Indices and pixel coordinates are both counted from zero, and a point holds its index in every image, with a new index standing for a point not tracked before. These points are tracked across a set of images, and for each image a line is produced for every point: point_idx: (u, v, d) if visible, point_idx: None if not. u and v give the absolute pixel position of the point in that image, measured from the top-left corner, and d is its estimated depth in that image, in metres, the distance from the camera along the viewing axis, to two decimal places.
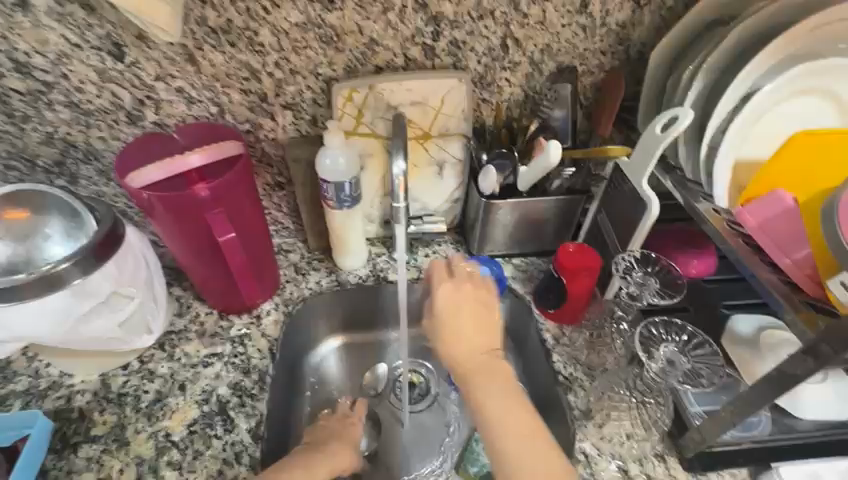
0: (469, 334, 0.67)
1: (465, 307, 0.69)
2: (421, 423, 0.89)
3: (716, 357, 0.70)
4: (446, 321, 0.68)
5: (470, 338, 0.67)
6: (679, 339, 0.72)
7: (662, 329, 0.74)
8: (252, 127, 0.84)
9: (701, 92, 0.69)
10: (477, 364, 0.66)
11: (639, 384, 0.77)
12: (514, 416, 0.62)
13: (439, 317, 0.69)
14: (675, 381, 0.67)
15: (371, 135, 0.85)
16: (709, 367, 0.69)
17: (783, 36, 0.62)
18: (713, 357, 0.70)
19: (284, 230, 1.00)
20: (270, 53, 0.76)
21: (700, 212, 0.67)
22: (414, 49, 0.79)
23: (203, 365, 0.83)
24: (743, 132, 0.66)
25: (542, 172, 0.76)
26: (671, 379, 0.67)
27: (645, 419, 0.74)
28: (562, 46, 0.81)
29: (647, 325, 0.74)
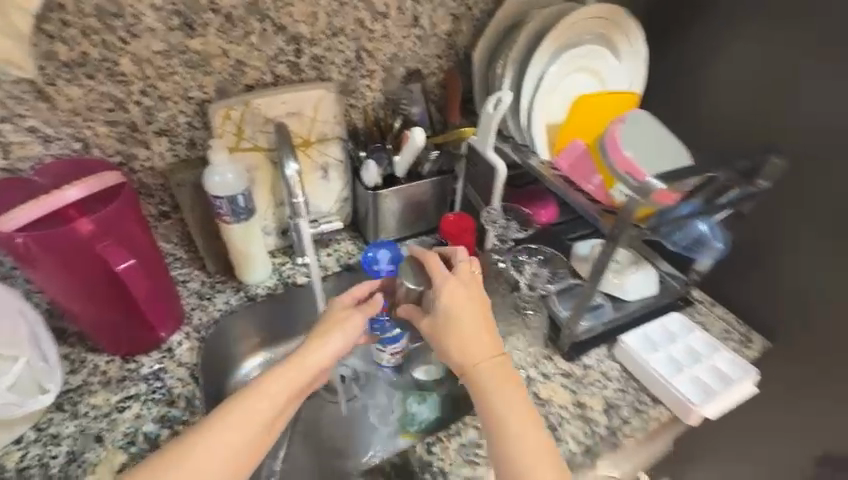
0: (467, 344, 0.70)
1: (472, 303, 0.73)
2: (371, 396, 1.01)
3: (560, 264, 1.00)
4: (452, 320, 0.71)
5: (468, 340, 0.70)
6: (536, 258, 1.00)
7: (525, 255, 1.01)
8: (124, 159, 0.83)
9: (513, 77, 0.91)
10: (489, 365, 0.69)
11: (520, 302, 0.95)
12: (519, 419, 0.65)
13: (446, 316, 0.72)
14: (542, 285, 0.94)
15: (254, 149, 0.90)
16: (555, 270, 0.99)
17: (550, 35, 0.87)
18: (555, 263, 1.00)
19: (178, 261, 1.00)
20: (134, 82, 0.77)
21: (533, 166, 0.89)
22: (280, 66, 0.87)
23: (118, 411, 0.78)
24: (544, 105, 0.91)
25: (412, 154, 0.91)
26: (539, 284, 0.95)
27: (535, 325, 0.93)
28: (406, 53, 0.98)
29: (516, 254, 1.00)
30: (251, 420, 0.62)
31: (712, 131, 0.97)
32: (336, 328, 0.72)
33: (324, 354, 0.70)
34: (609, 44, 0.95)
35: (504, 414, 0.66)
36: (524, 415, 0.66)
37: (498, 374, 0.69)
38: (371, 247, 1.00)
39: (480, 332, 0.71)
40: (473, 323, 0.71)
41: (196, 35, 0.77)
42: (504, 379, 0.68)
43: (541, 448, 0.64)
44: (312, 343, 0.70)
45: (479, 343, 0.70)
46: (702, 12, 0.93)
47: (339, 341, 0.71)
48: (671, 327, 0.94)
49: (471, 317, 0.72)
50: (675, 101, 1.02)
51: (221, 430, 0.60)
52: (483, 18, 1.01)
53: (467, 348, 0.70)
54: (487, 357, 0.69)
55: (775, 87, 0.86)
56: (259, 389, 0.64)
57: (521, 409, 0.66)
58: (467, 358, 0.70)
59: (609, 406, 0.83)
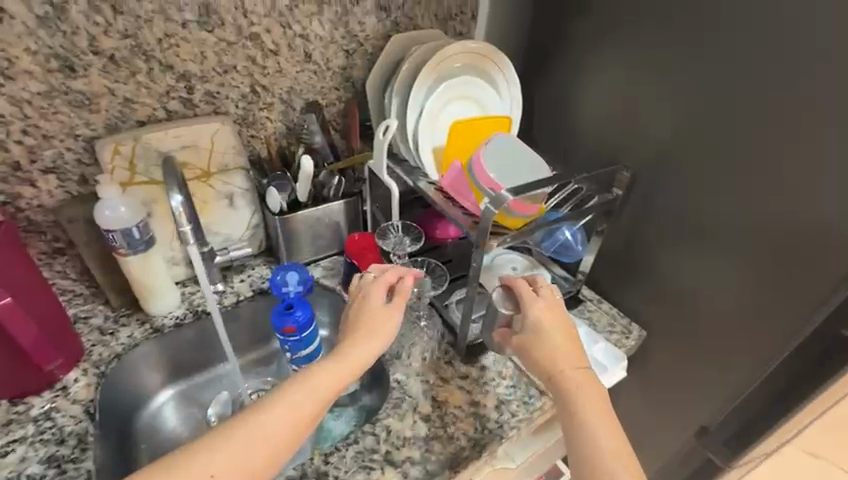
0: (556, 354, 0.75)
1: (560, 322, 0.79)
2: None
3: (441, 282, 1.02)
4: (542, 332, 0.78)
5: (554, 352, 0.76)
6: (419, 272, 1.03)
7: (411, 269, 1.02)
8: (8, 198, 0.83)
9: (399, 107, 1.00)
10: (569, 378, 0.73)
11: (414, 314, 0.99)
12: (605, 429, 0.67)
13: (533, 330, 0.78)
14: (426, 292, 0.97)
15: (151, 183, 0.92)
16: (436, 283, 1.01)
17: (424, 69, 0.96)
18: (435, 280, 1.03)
19: (79, 297, 0.99)
20: (13, 122, 0.78)
21: (423, 186, 0.97)
22: (172, 102, 0.91)
23: (1, 455, 0.76)
24: (428, 131, 1.00)
25: (307, 179, 0.99)
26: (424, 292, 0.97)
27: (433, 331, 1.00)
28: (303, 86, 1.05)
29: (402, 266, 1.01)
30: (293, 414, 0.64)
31: (578, 148, 1.08)
32: (368, 330, 0.76)
33: (359, 345, 0.74)
34: (484, 74, 1.05)
35: (599, 423, 0.68)
36: (608, 426, 0.68)
37: (587, 385, 0.73)
38: (280, 270, 1.05)
39: (561, 347, 0.76)
40: (562, 339, 0.77)
41: (78, 76, 0.80)
42: (593, 387, 0.72)
43: (620, 453, 0.65)
44: (351, 344, 0.74)
45: (568, 352, 0.76)
46: (560, 44, 1.05)
47: (368, 339, 0.75)
48: None
49: (556, 335, 0.77)
50: (553, 121, 1.13)
51: (259, 417, 0.62)
52: (375, 52, 1.10)
53: (568, 354, 0.75)
54: (571, 366, 0.74)
55: (624, 107, 0.96)
56: (301, 381, 0.67)
57: (602, 418, 0.68)
58: (550, 369, 0.75)
59: (499, 402, 0.90)
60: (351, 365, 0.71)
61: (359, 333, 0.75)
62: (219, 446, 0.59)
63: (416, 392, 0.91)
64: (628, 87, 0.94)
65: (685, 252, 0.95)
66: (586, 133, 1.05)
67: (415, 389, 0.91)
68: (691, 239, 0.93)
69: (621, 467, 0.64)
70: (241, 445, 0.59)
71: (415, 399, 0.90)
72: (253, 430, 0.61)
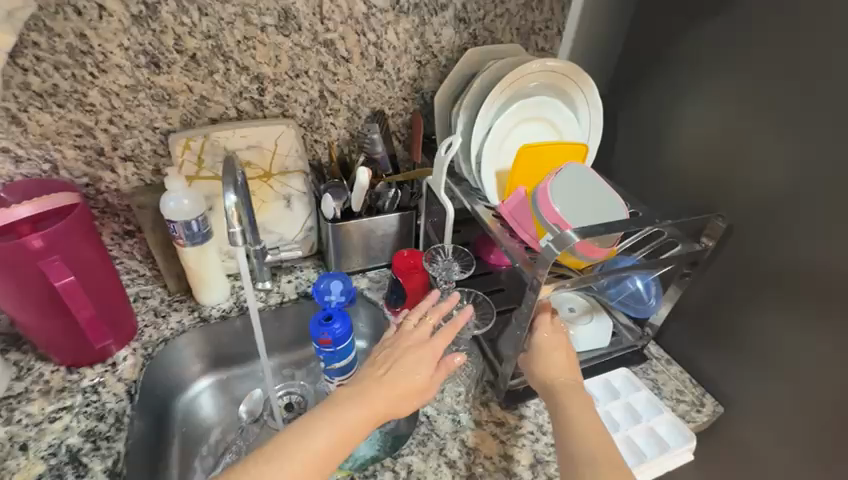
0: (554, 366, 0.78)
1: (562, 342, 0.81)
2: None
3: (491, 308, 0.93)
4: (546, 350, 0.80)
5: (553, 367, 0.78)
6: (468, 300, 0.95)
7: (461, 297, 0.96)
8: (90, 180, 0.89)
9: (466, 123, 0.94)
10: (565, 388, 0.75)
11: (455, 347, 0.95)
12: (600, 435, 0.69)
13: (536, 348, 0.80)
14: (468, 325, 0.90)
15: (214, 178, 0.95)
16: (486, 313, 0.92)
17: (499, 86, 0.89)
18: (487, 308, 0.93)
19: (141, 278, 1.06)
20: (102, 111, 0.83)
21: (479, 210, 0.90)
22: (244, 102, 0.93)
23: (49, 421, 0.80)
24: (493, 151, 0.93)
25: (361, 191, 0.95)
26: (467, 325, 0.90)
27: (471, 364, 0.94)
28: (371, 95, 1.03)
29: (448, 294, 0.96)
30: (318, 450, 0.60)
31: (669, 184, 0.97)
32: (407, 370, 0.71)
33: (410, 375, 0.70)
34: (564, 95, 0.96)
35: (593, 431, 0.69)
36: (602, 434, 0.69)
37: (580, 397, 0.75)
38: (325, 278, 1.04)
39: (562, 362, 0.79)
40: (560, 355, 0.79)
41: (162, 72, 0.84)
42: (586, 400, 0.75)
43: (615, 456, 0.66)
44: (388, 380, 0.69)
45: (565, 365, 0.79)
46: (661, 70, 0.95)
47: (419, 371, 0.71)
48: (615, 383, 0.92)
49: (556, 350, 0.80)
50: (641, 154, 1.02)
51: (284, 448, 0.60)
52: (448, 65, 1.06)
53: (563, 367, 0.78)
54: (566, 378, 0.77)
55: (729, 146, 0.85)
56: (331, 414, 0.63)
57: (595, 424, 0.70)
58: (548, 381, 0.77)
59: (535, 461, 0.81)
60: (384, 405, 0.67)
61: (398, 371, 0.70)
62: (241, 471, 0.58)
63: (444, 431, 0.84)
64: (740, 124, 0.83)
65: (787, 319, 0.80)
66: (680, 169, 0.94)
67: (443, 428, 0.85)
68: (791, 305, 0.79)
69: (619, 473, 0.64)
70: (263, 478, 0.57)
71: (442, 439, 0.83)
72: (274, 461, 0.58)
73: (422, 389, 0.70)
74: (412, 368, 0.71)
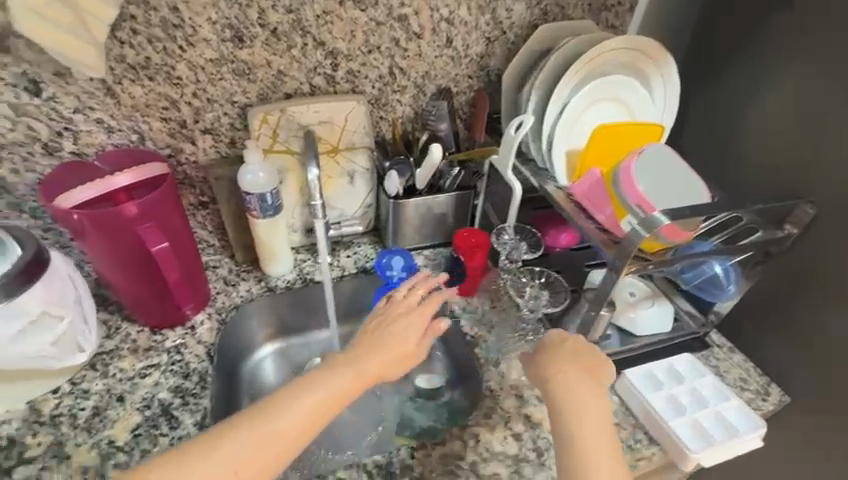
0: (569, 369, 0.72)
1: (580, 347, 0.75)
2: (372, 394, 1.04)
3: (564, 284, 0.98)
4: (551, 354, 0.74)
5: (571, 368, 0.72)
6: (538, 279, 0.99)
7: (529, 276, 1.00)
8: (172, 151, 0.93)
9: (539, 101, 0.93)
10: (578, 395, 0.69)
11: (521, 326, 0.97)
12: (603, 449, 0.65)
13: (542, 352, 0.75)
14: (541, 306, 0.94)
15: (286, 152, 0.97)
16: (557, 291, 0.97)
17: (577, 63, 0.87)
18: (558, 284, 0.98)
19: (210, 248, 1.10)
20: (187, 85, 0.86)
21: (549, 190, 0.90)
22: (317, 78, 0.94)
23: (140, 377, 0.86)
24: (565, 130, 0.92)
25: (432, 168, 0.96)
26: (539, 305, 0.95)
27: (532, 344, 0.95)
28: (438, 72, 1.03)
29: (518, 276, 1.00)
30: (284, 425, 0.62)
31: (741, 173, 0.95)
32: (388, 342, 0.73)
33: (402, 332, 0.75)
34: (640, 74, 0.94)
35: (592, 443, 0.66)
36: (607, 448, 0.65)
37: (594, 404, 0.69)
38: (386, 254, 1.06)
39: (579, 364, 0.73)
40: (574, 358, 0.74)
41: (244, 46, 0.86)
42: (599, 408, 0.69)
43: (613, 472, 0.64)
44: (369, 351, 0.71)
45: (568, 364, 0.73)
46: (743, 50, 0.91)
47: (410, 333, 0.75)
48: (679, 368, 0.91)
49: (570, 352, 0.74)
50: (718, 139, 0.98)
51: (253, 425, 0.61)
52: (517, 42, 1.04)
53: (579, 372, 0.72)
54: (571, 383, 0.70)
55: (815, 132, 0.82)
56: (303, 389, 0.65)
57: (601, 436, 0.66)
58: (548, 382, 0.72)
59: None
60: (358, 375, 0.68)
61: (390, 342, 0.73)
62: (214, 444, 0.60)
63: (509, 405, 0.86)
64: (829, 112, 0.79)
65: None
66: (755, 156, 0.92)
67: (508, 402, 0.87)
68: None
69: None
70: (227, 454, 0.60)
71: (507, 413, 0.85)
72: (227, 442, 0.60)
73: (407, 354, 0.73)
74: (409, 327, 0.75)
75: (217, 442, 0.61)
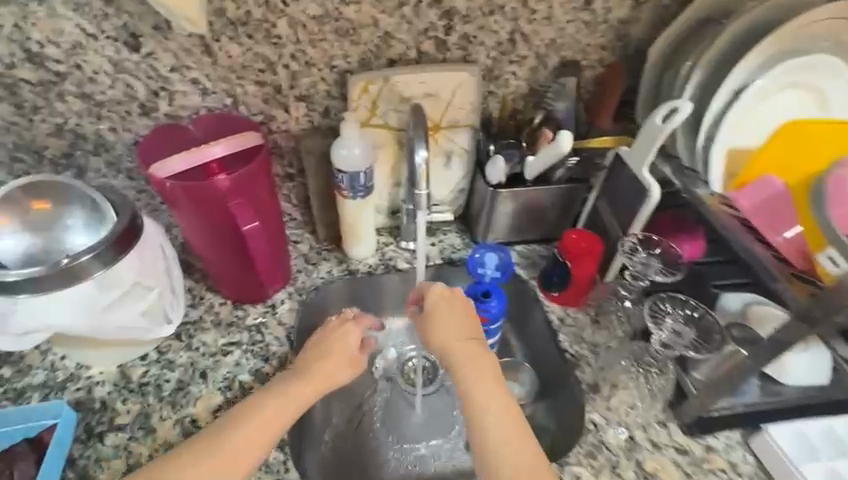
0: (453, 334, 0.74)
1: (460, 307, 0.77)
2: (448, 397, 0.95)
3: (718, 325, 0.76)
4: (432, 316, 0.76)
5: (453, 331, 0.74)
6: (682, 312, 0.78)
7: (668, 303, 0.80)
8: (265, 119, 0.86)
9: (699, 85, 0.76)
10: (477, 366, 0.71)
11: (647, 357, 0.82)
12: (497, 411, 0.67)
13: (425, 314, 0.77)
14: (681, 350, 0.73)
15: (383, 127, 0.86)
16: (708, 334, 0.75)
17: (773, 35, 0.69)
18: (711, 325, 0.76)
19: (292, 222, 1.03)
20: (287, 45, 0.78)
21: (699, 195, 0.74)
22: (426, 42, 0.81)
23: (222, 353, 0.84)
24: (738, 122, 0.74)
25: (553, 157, 0.81)
26: (677, 347, 0.74)
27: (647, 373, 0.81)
28: (566, 41, 0.87)
29: (654, 300, 0.80)
30: (259, 424, 0.65)
31: None
32: (336, 345, 0.76)
33: (343, 340, 0.76)
34: None
35: (495, 410, 0.67)
36: (506, 415, 0.67)
37: (479, 368, 0.70)
38: (480, 249, 0.95)
39: (464, 327, 0.75)
40: (460, 323, 0.75)
41: (352, 2, 0.75)
42: (490, 374, 0.70)
43: (516, 440, 0.65)
44: (309, 362, 0.73)
45: (444, 327, 0.75)
46: None
47: (339, 367, 0.74)
48: (839, 431, 0.74)
49: (450, 315, 0.76)
50: None
51: (225, 433, 0.64)
52: (671, 8, 0.85)
53: (457, 334, 0.74)
54: (462, 338, 0.73)
55: None
56: (275, 392, 0.68)
57: (495, 403, 0.67)
58: (442, 341, 0.74)
59: None
60: (312, 384, 0.71)
61: (305, 355, 0.74)
62: (194, 449, 0.62)
63: (615, 446, 0.75)
64: None
65: None
66: None
67: (614, 442, 0.75)
68: None
69: (517, 453, 0.64)
70: (211, 459, 0.61)
71: (615, 455, 0.74)
72: (217, 447, 0.62)
73: (339, 365, 0.74)
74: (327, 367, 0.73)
75: (199, 452, 0.62)
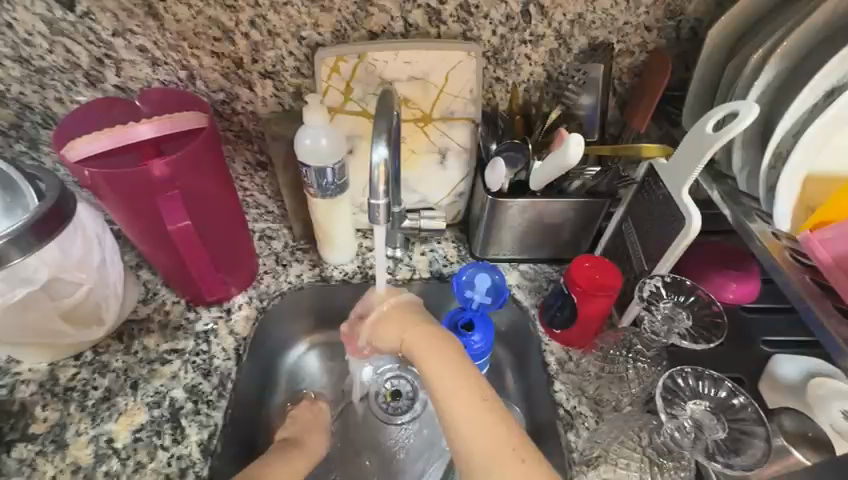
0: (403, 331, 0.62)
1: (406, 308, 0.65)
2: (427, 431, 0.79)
3: (760, 425, 0.55)
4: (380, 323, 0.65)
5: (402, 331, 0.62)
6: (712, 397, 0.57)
7: (692, 380, 0.58)
8: (227, 97, 0.73)
9: (768, 84, 0.56)
10: (434, 358, 0.58)
11: (657, 443, 0.64)
12: (465, 401, 0.53)
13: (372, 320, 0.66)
14: (700, 456, 0.52)
15: (361, 115, 0.72)
16: (744, 436, 0.54)
17: None
18: (754, 425, 0.55)
19: (269, 215, 0.89)
20: (244, 9, 0.65)
21: (753, 235, 0.55)
22: (415, 12, 0.66)
23: (160, 363, 0.74)
24: (825, 137, 0.53)
25: (556, 171, 0.63)
26: (695, 451, 0.53)
27: (658, 446, 0.64)
28: (597, 17, 0.68)
29: (674, 375, 0.58)
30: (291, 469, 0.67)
31: None
32: (317, 425, 0.76)
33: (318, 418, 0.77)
34: None
35: (463, 400, 0.53)
36: (477, 404, 0.52)
37: (437, 356, 0.57)
38: (468, 268, 0.78)
39: (413, 323, 0.62)
40: (405, 324, 0.62)
41: None
42: (454, 360, 0.56)
43: (496, 434, 0.50)
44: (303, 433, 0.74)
45: (395, 319, 0.64)
46: None
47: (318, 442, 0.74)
48: None
49: (397, 318, 0.64)
50: None
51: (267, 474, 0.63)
52: None
53: (408, 330, 0.61)
54: (415, 330, 0.61)
55: None
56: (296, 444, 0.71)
57: (461, 392, 0.54)
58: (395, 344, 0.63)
59: None
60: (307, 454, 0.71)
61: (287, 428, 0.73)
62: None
63: None
64: None
65: None
66: None
67: None
68: None
69: (504, 449, 0.49)
70: None
71: None
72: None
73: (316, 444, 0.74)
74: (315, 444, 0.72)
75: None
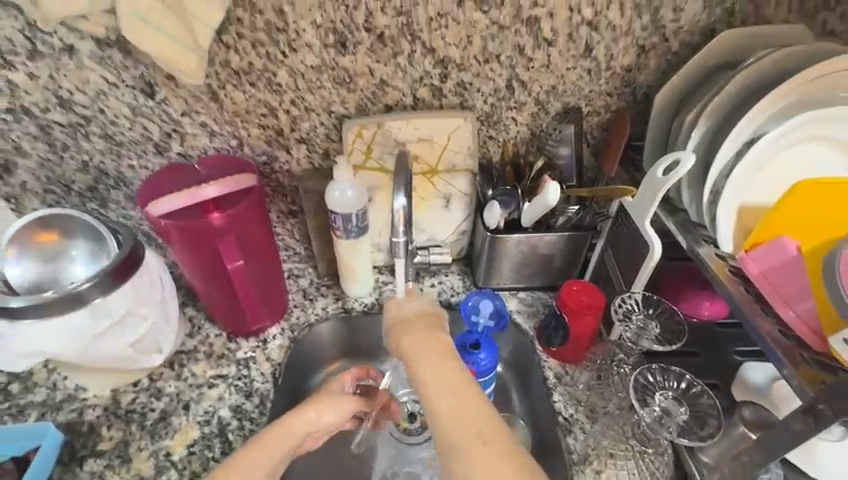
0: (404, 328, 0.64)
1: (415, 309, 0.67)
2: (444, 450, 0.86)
3: (715, 406, 0.68)
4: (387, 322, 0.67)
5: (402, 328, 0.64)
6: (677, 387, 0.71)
7: (659, 376, 0.72)
8: (268, 159, 0.89)
9: (703, 137, 0.72)
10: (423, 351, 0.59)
11: (638, 433, 0.74)
12: (445, 393, 0.54)
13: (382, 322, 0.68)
14: (667, 434, 0.65)
15: (379, 170, 0.88)
16: (704, 417, 0.67)
17: (789, 80, 0.65)
18: (712, 407, 0.68)
19: (297, 256, 1.02)
20: (287, 92, 0.82)
21: (702, 256, 0.68)
22: (422, 89, 0.83)
23: (208, 386, 0.84)
24: (749, 174, 0.68)
25: (541, 212, 0.78)
26: (663, 431, 0.65)
27: (640, 436, 0.73)
28: (567, 87, 0.84)
29: (645, 372, 0.71)
30: (284, 440, 0.69)
31: None
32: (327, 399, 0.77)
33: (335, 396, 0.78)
34: None
35: (441, 393, 0.54)
36: (453, 397, 0.53)
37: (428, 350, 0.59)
38: (474, 295, 0.90)
39: (415, 322, 0.65)
40: (408, 322, 0.65)
41: (347, 53, 0.78)
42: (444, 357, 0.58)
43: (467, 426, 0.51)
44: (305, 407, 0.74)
45: (399, 319, 0.66)
46: None
47: (327, 411, 0.75)
48: None
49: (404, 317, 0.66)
50: None
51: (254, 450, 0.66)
52: (682, 53, 0.81)
53: (408, 329, 0.63)
54: (414, 330, 0.63)
55: None
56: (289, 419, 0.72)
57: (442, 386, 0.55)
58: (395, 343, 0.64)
59: None
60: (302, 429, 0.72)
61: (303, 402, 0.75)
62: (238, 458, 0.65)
63: None
64: None
65: None
66: None
67: None
68: None
69: (473, 436, 0.50)
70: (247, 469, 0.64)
71: None
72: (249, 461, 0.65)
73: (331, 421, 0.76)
74: (311, 419, 0.73)
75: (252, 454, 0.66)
